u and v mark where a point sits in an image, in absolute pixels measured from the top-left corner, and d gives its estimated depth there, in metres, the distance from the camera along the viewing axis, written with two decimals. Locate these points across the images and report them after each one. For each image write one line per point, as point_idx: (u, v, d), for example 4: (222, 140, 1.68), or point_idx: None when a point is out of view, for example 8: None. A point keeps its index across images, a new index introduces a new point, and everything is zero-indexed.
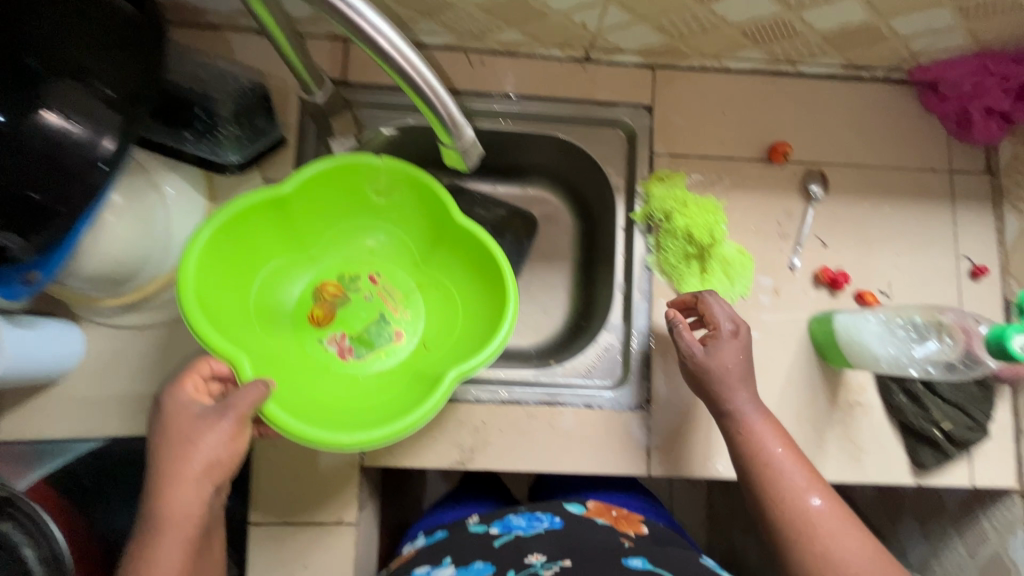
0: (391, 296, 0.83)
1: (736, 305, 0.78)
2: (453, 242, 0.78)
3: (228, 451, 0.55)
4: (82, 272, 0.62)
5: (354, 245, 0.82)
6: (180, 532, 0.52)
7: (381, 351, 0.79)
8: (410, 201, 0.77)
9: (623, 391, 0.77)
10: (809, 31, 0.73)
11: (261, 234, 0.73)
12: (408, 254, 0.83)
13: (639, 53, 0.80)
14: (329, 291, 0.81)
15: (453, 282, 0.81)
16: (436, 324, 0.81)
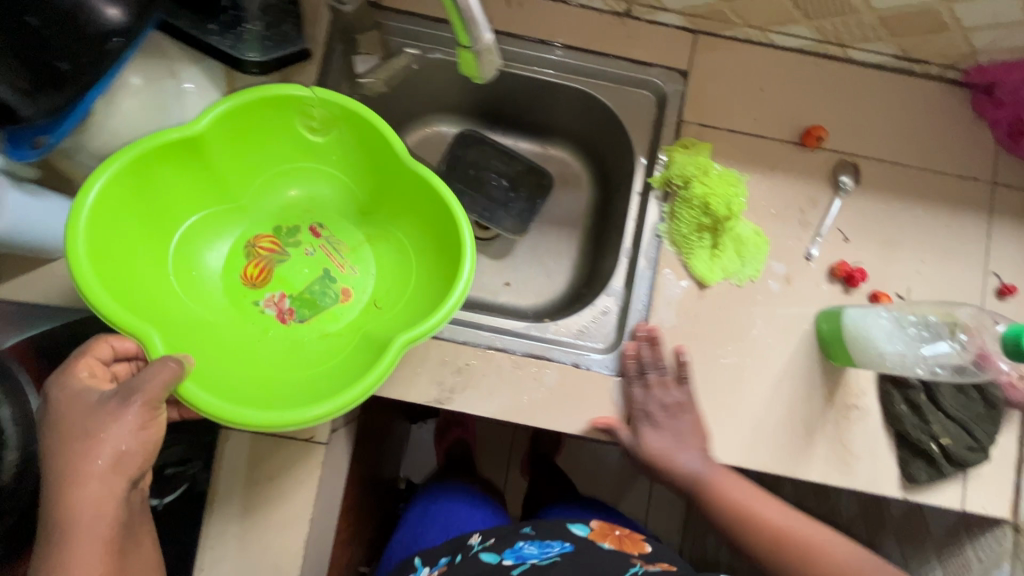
0: (336, 249, 0.78)
1: (743, 287, 0.76)
2: (404, 193, 0.73)
3: (141, 441, 0.51)
4: (89, 145, 0.63)
5: (286, 194, 0.77)
6: (93, 535, 0.48)
7: (327, 312, 0.75)
8: (351, 141, 0.72)
9: (613, 356, 0.76)
10: (865, 9, 0.69)
11: (183, 181, 0.68)
12: (352, 203, 0.78)
13: (682, 14, 0.77)
14: (264, 247, 0.76)
15: (404, 235, 0.76)
16: (387, 281, 0.77)
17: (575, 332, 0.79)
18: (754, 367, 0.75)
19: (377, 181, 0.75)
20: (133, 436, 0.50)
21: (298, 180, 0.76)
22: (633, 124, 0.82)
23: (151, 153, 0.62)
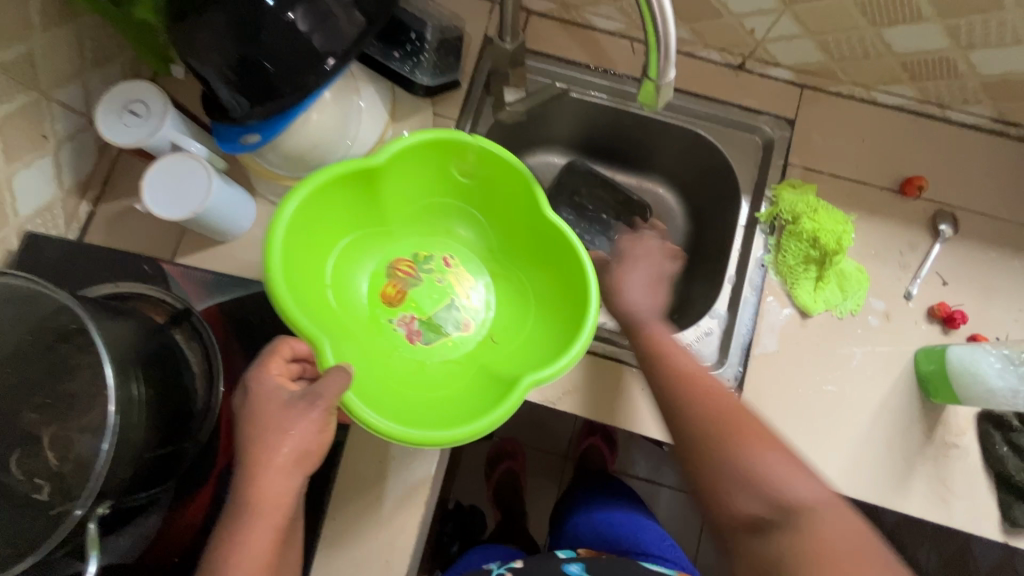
0: (461, 281, 0.86)
1: (842, 319, 0.80)
2: (536, 239, 0.80)
3: (316, 441, 0.61)
4: (282, 146, 0.74)
5: (428, 223, 0.87)
6: (270, 516, 0.58)
7: (448, 337, 0.83)
8: (495, 186, 0.79)
9: (718, 374, 0.79)
10: (970, 74, 0.76)
11: (346, 206, 0.77)
12: (484, 241, 0.86)
13: (793, 69, 0.85)
14: (402, 271, 0.85)
15: (530, 280, 0.83)
16: (504, 316, 0.85)
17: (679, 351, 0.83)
18: (854, 396, 0.78)
19: (512, 226, 0.82)
20: (313, 436, 0.60)
21: (440, 212, 0.86)
22: (740, 164, 0.89)
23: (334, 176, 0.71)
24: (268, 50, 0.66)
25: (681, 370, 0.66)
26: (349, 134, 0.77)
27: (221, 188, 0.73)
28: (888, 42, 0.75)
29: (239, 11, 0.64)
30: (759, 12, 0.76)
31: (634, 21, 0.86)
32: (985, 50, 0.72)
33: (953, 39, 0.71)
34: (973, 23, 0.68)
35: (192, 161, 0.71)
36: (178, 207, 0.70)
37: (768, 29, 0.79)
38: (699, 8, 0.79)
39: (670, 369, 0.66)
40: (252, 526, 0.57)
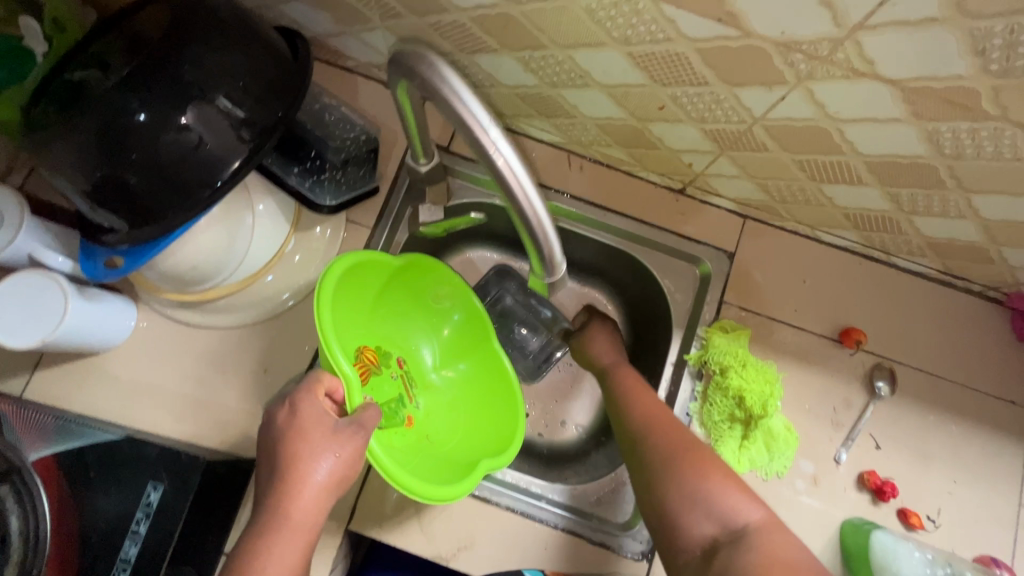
0: (410, 384, 0.81)
1: (768, 482, 0.74)
2: (479, 363, 0.81)
3: (350, 467, 0.56)
4: (160, 267, 0.66)
5: (397, 325, 0.83)
6: (295, 538, 0.53)
7: (395, 430, 0.74)
8: (461, 318, 0.82)
9: (630, 537, 0.73)
10: (915, 234, 0.71)
11: (363, 284, 0.74)
12: (440, 354, 0.84)
13: (735, 202, 0.80)
14: (367, 356, 0.77)
15: (465, 394, 0.82)
16: (443, 422, 0.80)
17: (592, 501, 0.78)
18: None
19: (472, 351, 0.82)
20: (350, 464, 0.56)
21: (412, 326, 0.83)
22: (675, 294, 0.83)
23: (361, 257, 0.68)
24: (143, 171, 0.58)
25: (605, 366, 0.77)
26: (241, 250, 0.70)
27: (78, 310, 0.65)
28: (830, 196, 0.69)
29: (106, 130, 0.57)
30: (694, 151, 0.70)
31: (570, 137, 0.80)
32: (928, 217, 0.66)
33: (895, 204, 0.66)
34: (915, 194, 0.63)
35: (41, 281, 0.63)
36: (22, 333, 0.62)
37: (706, 165, 0.73)
38: (634, 137, 0.73)
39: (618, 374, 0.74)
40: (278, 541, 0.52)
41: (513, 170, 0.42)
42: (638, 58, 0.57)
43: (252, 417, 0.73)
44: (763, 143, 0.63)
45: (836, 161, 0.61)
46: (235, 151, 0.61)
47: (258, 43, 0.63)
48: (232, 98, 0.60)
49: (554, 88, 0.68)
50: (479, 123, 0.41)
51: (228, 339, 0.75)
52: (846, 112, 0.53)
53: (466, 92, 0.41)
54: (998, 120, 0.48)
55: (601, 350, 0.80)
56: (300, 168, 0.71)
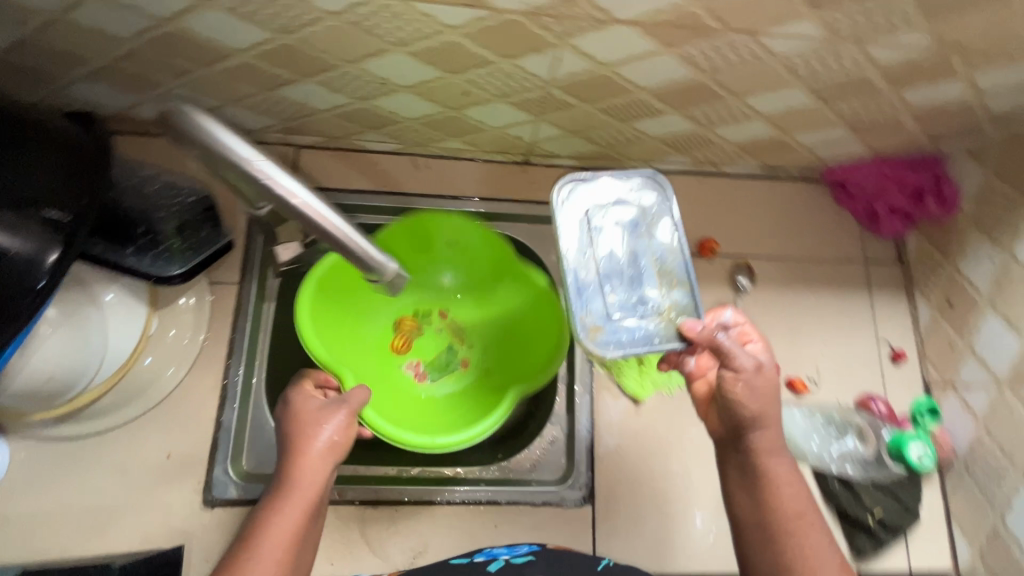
0: (457, 332, 0.87)
1: (674, 395, 0.82)
2: (514, 281, 0.82)
3: (341, 436, 0.61)
4: (12, 388, 0.62)
5: (416, 286, 0.87)
6: (298, 503, 0.57)
7: (450, 375, 0.84)
8: (482, 245, 0.81)
9: (568, 486, 0.77)
10: (724, 142, 0.80)
11: (347, 279, 0.80)
12: (473, 277, 0.86)
13: (574, 158, 0.85)
14: (407, 325, 0.86)
15: (502, 304, 0.85)
16: (497, 358, 0.84)
17: (527, 468, 0.79)
18: (699, 469, 0.79)
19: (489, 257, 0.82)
20: (341, 433, 0.61)
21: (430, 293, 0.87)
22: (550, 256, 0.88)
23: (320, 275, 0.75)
24: None
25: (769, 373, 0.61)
26: (98, 345, 0.67)
27: None
28: (643, 131, 0.76)
29: None
30: (516, 123, 0.75)
31: (406, 141, 0.82)
32: (726, 126, 0.75)
33: (695, 122, 0.74)
34: (704, 110, 0.70)
35: None
36: None
37: (532, 134, 0.78)
38: (461, 126, 0.77)
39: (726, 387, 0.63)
40: (284, 513, 0.56)
41: (310, 202, 0.49)
42: (421, 55, 0.60)
43: (169, 507, 0.70)
44: (564, 100, 0.68)
45: (629, 99, 0.68)
46: (49, 245, 0.54)
47: (43, 136, 0.60)
48: (29, 197, 0.55)
49: (366, 101, 0.70)
50: (249, 160, 0.45)
51: (117, 440, 0.72)
52: (612, 57, 0.59)
53: (229, 135, 0.45)
54: (724, 32, 0.55)
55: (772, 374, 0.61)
56: (135, 247, 0.66)
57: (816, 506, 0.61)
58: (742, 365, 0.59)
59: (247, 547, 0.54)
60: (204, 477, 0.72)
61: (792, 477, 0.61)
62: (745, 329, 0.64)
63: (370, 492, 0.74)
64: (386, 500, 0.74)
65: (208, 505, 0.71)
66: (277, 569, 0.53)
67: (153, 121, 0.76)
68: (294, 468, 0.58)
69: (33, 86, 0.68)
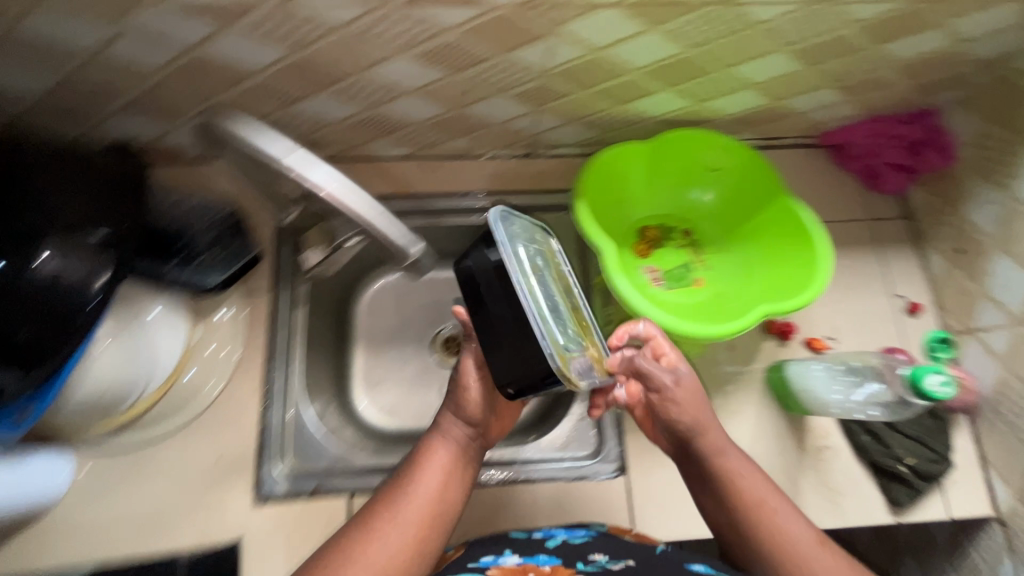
0: (697, 253, 0.89)
1: (695, 363, 0.84)
2: (768, 220, 0.84)
3: (471, 408, 0.70)
4: (73, 403, 0.67)
5: (681, 201, 0.91)
6: (434, 471, 0.66)
7: (678, 289, 0.85)
8: (745, 176, 0.84)
9: (602, 459, 0.80)
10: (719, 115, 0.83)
11: (621, 174, 0.86)
12: (720, 205, 0.89)
13: (576, 145, 0.89)
14: (652, 234, 0.90)
15: (752, 251, 0.85)
16: (733, 284, 0.84)
17: (558, 445, 0.83)
18: (728, 433, 0.80)
19: (743, 176, 0.84)
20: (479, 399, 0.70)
21: (637, 209, 0.91)
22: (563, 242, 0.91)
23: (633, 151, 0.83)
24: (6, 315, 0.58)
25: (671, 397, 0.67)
26: (147, 357, 0.71)
27: (13, 472, 0.64)
28: (640, 111, 0.80)
29: None
30: (518, 116, 0.79)
31: (416, 144, 0.86)
32: (719, 98, 0.78)
33: (689, 97, 0.77)
34: (696, 85, 0.74)
35: None
36: None
37: (535, 125, 0.82)
38: (467, 124, 0.81)
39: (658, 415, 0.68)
40: (382, 537, 0.60)
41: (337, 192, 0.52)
42: (426, 57, 0.65)
43: (225, 505, 0.75)
44: (562, 88, 0.72)
45: (623, 81, 0.72)
46: (98, 267, 0.62)
47: (88, 168, 0.67)
48: (76, 220, 0.63)
49: (378, 108, 0.75)
50: (280, 158, 0.50)
51: (173, 445, 0.77)
52: (603, 40, 0.63)
53: (265, 139, 0.50)
54: (707, 5, 0.59)
55: (692, 387, 0.67)
56: (177, 260, 0.72)
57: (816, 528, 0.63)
58: (659, 383, 0.67)
59: (338, 562, 0.57)
60: (255, 475, 0.76)
61: (780, 501, 0.64)
62: (657, 343, 0.68)
63: None
64: None
65: (260, 502, 0.75)
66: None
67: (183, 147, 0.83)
68: (409, 485, 0.65)
69: (76, 123, 0.74)
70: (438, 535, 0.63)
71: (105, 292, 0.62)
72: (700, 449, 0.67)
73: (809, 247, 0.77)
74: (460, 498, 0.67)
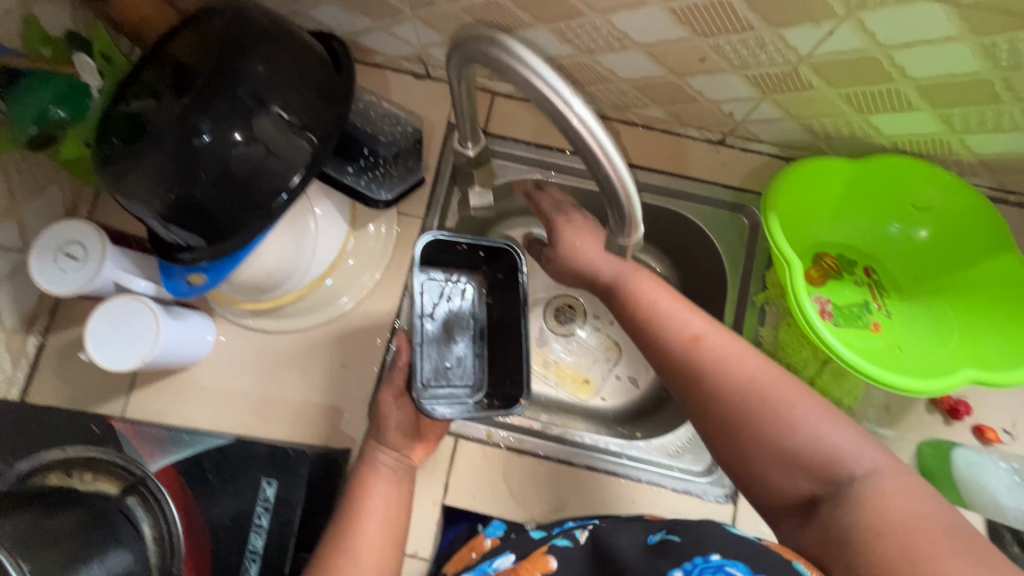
0: (880, 294, 0.77)
1: (841, 413, 0.76)
2: (980, 274, 0.71)
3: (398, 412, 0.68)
4: (236, 279, 0.69)
5: (870, 230, 0.78)
6: (377, 480, 0.65)
7: (854, 329, 0.74)
8: (964, 219, 0.71)
9: (713, 480, 0.76)
10: (966, 153, 0.71)
11: (818, 187, 0.74)
12: (917, 246, 0.77)
13: (777, 145, 0.79)
14: (830, 261, 0.78)
15: (951, 302, 0.73)
16: (919, 341, 0.73)
17: (670, 453, 0.79)
18: None
19: (962, 220, 0.71)
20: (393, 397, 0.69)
21: (817, 229, 0.78)
22: (727, 246, 0.83)
23: (843, 164, 0.72)
24: (208, 187, 0.61)
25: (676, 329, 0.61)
26: (309, 253, 0.72)
27: (169, 329, 0.69)
28: (878, 126, 0.69)
29: (178, 153, 0.59)
30: (736, 99, 0.71)
31: (605, 103, 0.80)
32: (982, 134, 0.66)
33: (947, 125, 0.66)
34: (969, 113, 0.62)
35: (130, 305, 0.66)
36: (122, 357, 0.65)
37: (747, 113, 0.73)
38: (673, 94, 0.73)
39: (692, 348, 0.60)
40: (344, 574, 0.58)
41: (593, 133, 0.41)
42: (680, 12, 0.57)
43: (339, 412, 0.76)
44: (809, 81, 0.63)
45: (886, 89, 0.62)
46: (297, 162, 0.63)
47: (305, 49, 0.65)
48: (290, 108, 0.62)
49: (591, 55, 0.69)
50: (556, 90, 0.41)
51: (303, 341, 0.79)
52: (898, 37, 0.53)
53: (537, 62, 0.41)
54: None
55: (647, 286, 0.64)
56: (356, 167, 0.72)
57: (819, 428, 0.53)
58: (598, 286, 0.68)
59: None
60: (371, 391, 0.77)
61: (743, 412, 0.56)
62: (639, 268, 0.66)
63: (517, 438, 0.78)
64: (530, 452, 0.77)
65: (373, 418, 0.76)
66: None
67: (373, 49, 0.80)
68: (351, 522, 0.61)
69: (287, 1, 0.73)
70: (396, 552, 0.62)
71: (298, 188, 0.63)
72: (688, 353, 0.60)
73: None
74: (405, 517, 0.64)
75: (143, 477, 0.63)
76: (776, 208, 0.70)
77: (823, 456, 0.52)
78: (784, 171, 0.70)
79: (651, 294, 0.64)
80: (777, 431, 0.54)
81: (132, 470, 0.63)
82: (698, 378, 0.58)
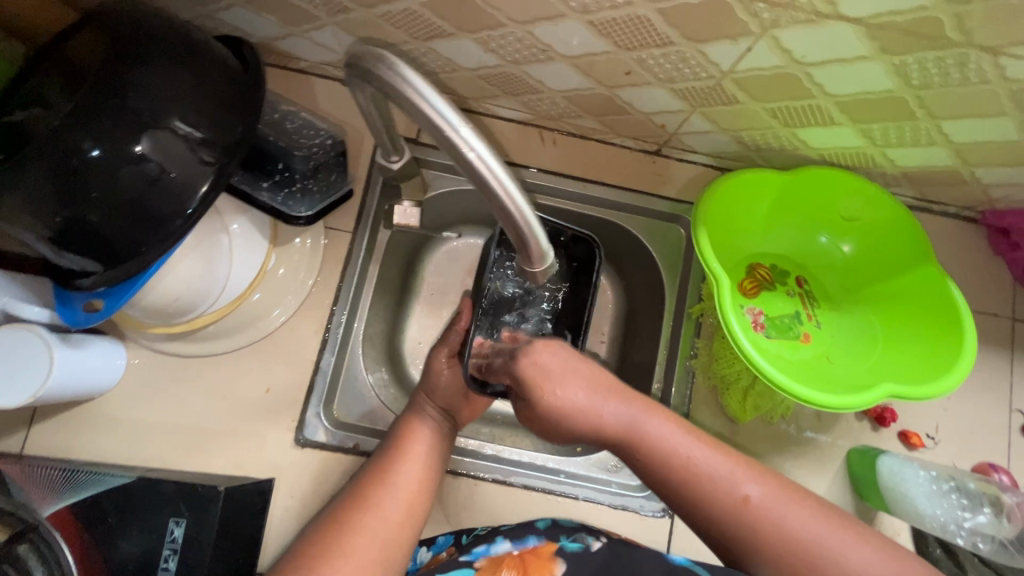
0: (810, 303, 0.78)
1: (774, 423, 0.77)
2: (902, 285, 0.73)
3: (448, 381, 0.70)
4: (141, 303, 0.64)
5: (801, 241, 0.79)
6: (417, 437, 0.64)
7: (785, 341, 0.74)
8: (886, 229, 0.72)
9: (651, 494, 0.76)
10: (889, 165, 0.71)
11: (749, 200, 0.75)
12: (845, 256, 0.78)
13: (711, 156, 0.79)
14: (762, 272, 0.79)
15: (876, 312, 0.75)
16: (847, 351, 0.74)
17: (610, 468, 0.79)
18: None
19: (884, 231, 0.73)
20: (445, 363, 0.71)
21: (750, 241, 0.79)
22: (665, 257, 0.82)
23: (772, 177, 0.72)
24: (98, 207, 0.56)
25: (614, 424, 0.55)
26: (223, 274, 0.68)
27: (68, 358, 0.64)
28: (804, 139, 0.69)
29: (57, 172, 0.54)
30: (666, 111, 0.70)
31: (540, 113, 0.78)
32: (902, 147, 0.67)
33: (868, 139, 0.66)
34: (887, 128, 0.63)
35: (20, 336, 0.61)
36: (10, 391, 0.60)
37: (679, 125, 0.72)
38: (605, 106, 0.72)
39: (645, 442, 0.54)
40: (382, 507, 0.57)
41: (487, 165, 0.39)
42: (599, 25, 0.55)
43: (263, 439, 0.72)
44: (733, 95, 0.63)
45: (808, 105, 0.62)
46: (198, 178, 0.58)
47: (203, 54, 0.60)
48: (187, 120, 0.58)
49: (518, 66, 0.66)
50: (446, 118, 0.38)
51: (224, 366, 0.74)
52: (813, 55, 0.53)
53: (433, 93, 0.38)
54: (963, 45, 0.48)
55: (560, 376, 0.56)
56: (271, 183, 0.69)
57: (807, 515, 0.51)
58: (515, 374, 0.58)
59: (338, 534, 0.54)
60: (299, 416, 0.73)
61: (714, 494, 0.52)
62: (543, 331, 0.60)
63: (452, 460, 0.76)
64: (466, 474, 0.75)
65: (300, 445, 0.73)
66: (377, 560, 0.54)
67: (295, 55, 0.76)
68: (390, 465, 0.61)
69: (193, 4, 0.68)
70: (428, 503, 0.60)
71: (200, 206, 0.59)
72: (633, 451, 0.54)
73: (954, 331, 0.66)
74: (442, 470, 0.64)
75: (34, 523, 0.58)
76: (705, 223, 0.70)
77: (822, 554, 0.49)
78: (712, 186, 0.70)
79: (550, 379, 0.55)
80: (752, 526, 0.50)
81: (22, 516, 0.58)
82: (659, 470, 0.53)
